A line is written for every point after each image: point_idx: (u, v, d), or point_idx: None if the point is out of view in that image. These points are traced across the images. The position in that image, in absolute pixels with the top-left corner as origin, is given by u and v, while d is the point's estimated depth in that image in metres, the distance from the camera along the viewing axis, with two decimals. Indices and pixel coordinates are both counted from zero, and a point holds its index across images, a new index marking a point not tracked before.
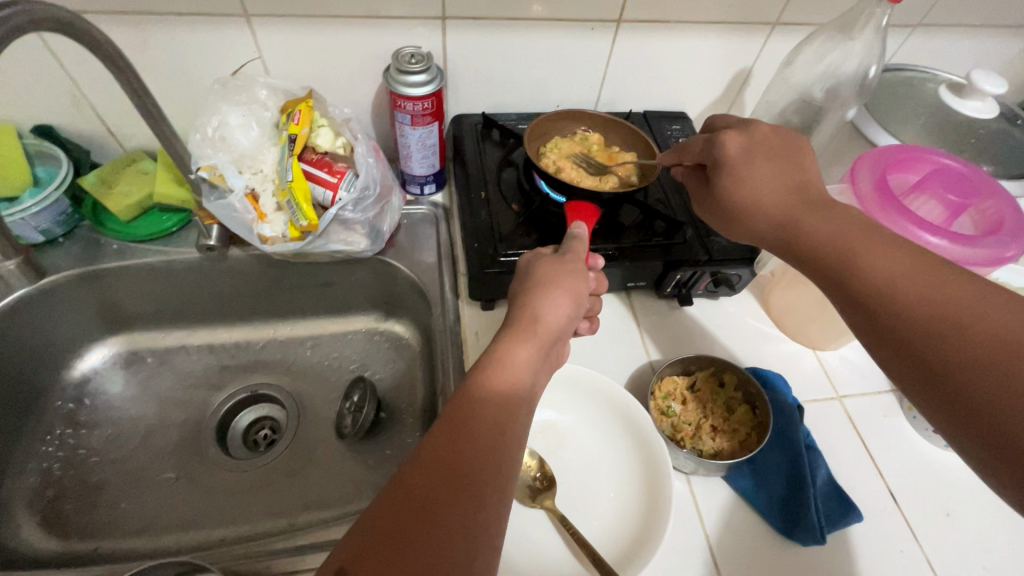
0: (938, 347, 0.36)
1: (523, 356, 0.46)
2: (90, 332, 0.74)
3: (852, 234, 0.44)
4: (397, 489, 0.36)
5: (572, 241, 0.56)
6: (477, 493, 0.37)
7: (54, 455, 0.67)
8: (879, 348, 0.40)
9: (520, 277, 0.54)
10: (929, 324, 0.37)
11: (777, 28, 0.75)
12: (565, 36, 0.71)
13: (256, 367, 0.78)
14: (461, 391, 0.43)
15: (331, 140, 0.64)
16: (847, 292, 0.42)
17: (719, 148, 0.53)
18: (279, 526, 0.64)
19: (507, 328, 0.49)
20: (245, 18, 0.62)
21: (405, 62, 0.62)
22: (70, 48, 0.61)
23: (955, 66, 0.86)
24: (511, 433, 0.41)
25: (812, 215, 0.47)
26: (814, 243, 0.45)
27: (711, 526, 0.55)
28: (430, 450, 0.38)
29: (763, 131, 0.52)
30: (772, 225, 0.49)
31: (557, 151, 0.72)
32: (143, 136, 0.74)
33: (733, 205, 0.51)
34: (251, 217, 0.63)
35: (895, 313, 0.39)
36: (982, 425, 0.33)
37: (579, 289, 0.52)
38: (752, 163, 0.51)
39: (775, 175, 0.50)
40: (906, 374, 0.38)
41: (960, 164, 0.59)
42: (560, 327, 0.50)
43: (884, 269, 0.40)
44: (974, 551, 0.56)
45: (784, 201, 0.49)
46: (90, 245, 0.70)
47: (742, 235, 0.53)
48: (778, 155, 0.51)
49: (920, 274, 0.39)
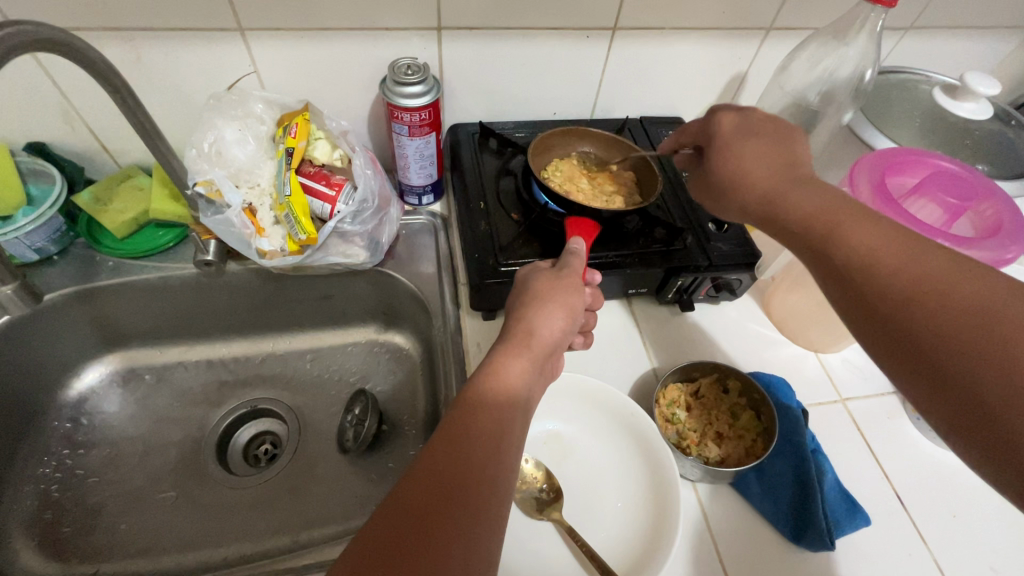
0: (911, 317, 0.36)
1: (518, 370, 0.46)
2: (85, 350, 0.73)
3: (833, 208, 0.43)
4: (395, 500, 0.36)
5: (570, 256, 0.56)
6: (475, 506, 0.37)
7: (52, 477, 0.66)
8: (857, 323, 0.40)
9: (517, 291, 0.54)
10: (906, 294, 0.36)
11: (771, 34, 0.75)
12: (561, 44, 0.71)
13: (256, 382, 0.78)
14: (457, 407, 0.42)
15: (328, 152, 0.65)
16: (827, 263, 0.42)
17: (716, 127, 0.55)
18: (282, 544, 0.63)
19: (503, 340, 0.48)
20: (239, 32, 0.61)
21: (402, 73, 0.62)
22: (63, 65, 0.61)
23: (948, 66, 0.87)
24: (507, 445, 0.41)
25: (795, 189, 0.47)
26: (796, 215, 0.45)
27: (719, 533, 0.55)
28: (427, 464, 0.38)
29: (757, 114, 0.54)
30: (757, 198, 0.49)
31: (561, 173, 0.72)
32: (138, 152, 0.73)
33: (724, 179, 0.52)
34: (249, 232, 0.62)
35: (872, 285, 0.38)
36: (950, 392, 0.33)
37: (573, 304, 0.52)
38: (744, 140, 0.52)
39: (765, 151, 0.50)
40: (882, 343, 0.38)
41: (957, 166, 0.60)
42: (554, 341, 0.50)
43: (864, 239, 0.40)
44: (982, 554, 0.56)
45: (773, 173, 0.49)
46: (85, 263, 0.69)
47: (730, 212, 0.53)
48: (770, 133, 0.51)
49: (900, 246, 0.39)
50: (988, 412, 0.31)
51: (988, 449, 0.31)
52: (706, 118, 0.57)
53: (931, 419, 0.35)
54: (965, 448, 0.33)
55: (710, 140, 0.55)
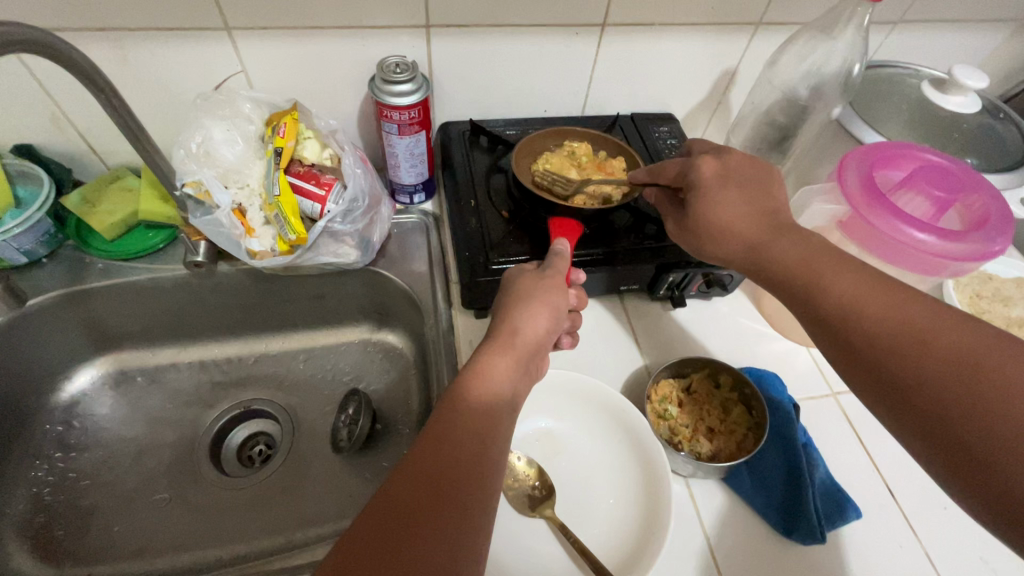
0: (901, 369, 0.38)
1: (502, 368, 0.46)
2: (76, 353, 0.73)
3: (816, 259, 0.46)
4: (383, 498, 0.36)
5: (554, 257, 0.56)
6: (462, 500, 0.37)
7: (44, 480, 0.66)
8: (850, 371, 0.42)
9: (503, 291, 0.55)
10: (894, 346, 0.39)
11: (761, 29, 0.75)
12: (550, 41, 0.71)
13: (248, 383, 0.77)
14: (443, 405, 0.42)
15: (318, 151, 0.64)
16: (815, 313, 0.44)
17: (696, 172, 0.55)
18: (276, 545, 0.63)
19: (488, 339, 0.49)
20: (226, 31, 0.61)
21: (390, 71, 0.62)
22: (48, 67, 0.60)
23: (937, 59, 0.87)
24: (493, 442, 0.41)
25: (778, 239, 0.49)
26: (781, 265, 0.48)
27: (711, 527, 0.55)
28: (414, 459, 0.38)
29: (736, 159, 0.54)
30: (742, 247, 0.51)
31: (548, 166, 0.71)
32: (127, 153, 0.72)
33: (708, 226, 0.53)
34: (239, 232, 0.62)
35: (861, 336, 0.41)
36: (941, 440, 0.36)
37: (558, 303, 0.52)
38: (724, 186, 0.52)
39: (747, 198, 0.51)
40: (874, 391, 0.40)
41: (945, 160, 0.60)
42: (539, 338, 0.50)
43: (846, 291, 0.43)
44: (972, 543, 0.57)
45: (756, 221, 0.50)
46: (74, 266, 0.69)
47: (713, 256, 0.54)
48: (750, 178, 0.53)
49: (883, 296, 0.41)
50: (976, 460, 0.34)
51: (989, 497, 0.33)
52: (684, 162, 0.57)
53: (924, 463, 0.37)
54: (968, 495, 0.35)
55: (689, 184, 0.55)
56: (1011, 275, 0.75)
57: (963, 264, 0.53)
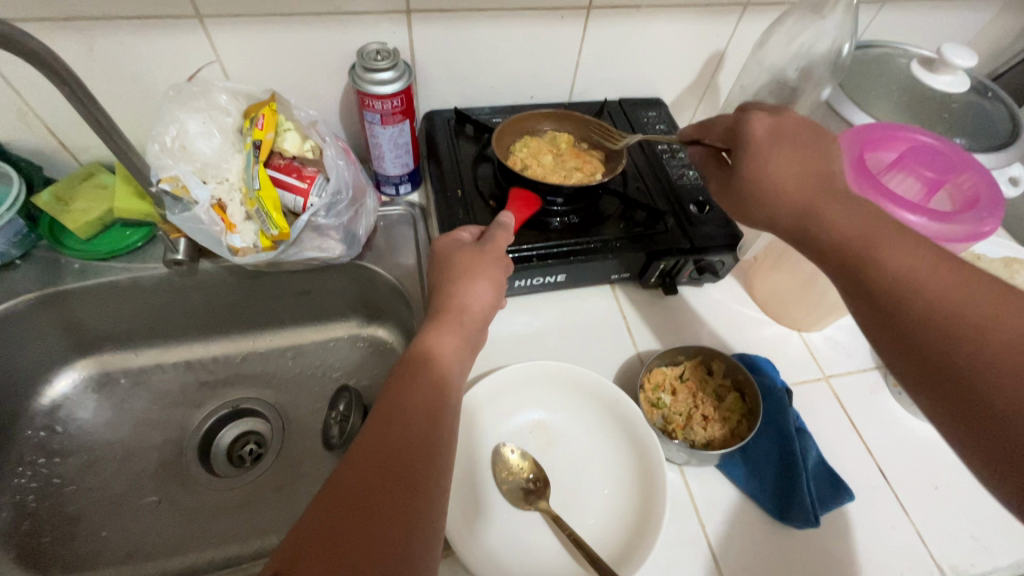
0: (956, 352, 0.37)
1: (450, 343, 0.48)
2: (55, 357, 0.71)
3: (871, 230, 0.43)
4: (334, 489, 0.36)
5: (496, 229, 0.56)
6: (415, 484, 0.38)
7: (28, 487, 0.64)
8: (893, 350, 0.41)
9: (438, 263, 0.55)
10: (949, 329, 0.37)
11: (749, 10, 0.74)
12: (535, 25, 0.70)
13: (234, 381, 0.76)
14: (387, 393, 0.43)
15: (298, 144, 0.63)
16: (867, 288, 0.42)
17: (747, 129, 0.51)
18: (268, 544, 0.62)
19: (435, 318, 0.50)
20: (198, 19, 0.59)
21: (371, 59, 0.60)
22: (11, 60, 0.57)
23: (925, 38, 0.86)
24: (445, 426, 0.42)
25: (833, 205, 0.45)
26: (832, 234, 0.44)
27: (708, 517, 0.55)
28: (366, 445, 0.38)
29: (793, 119, 0.51)
30: (791, 210, 0.47)
31: (527, 149, 0.71)
32: (100, 148, 0.70)
33: (754, 185, 0.49)
34: (219, 229, 0.60)
35: (913, 315, 0.39)
36: (992, 430, 0.34)
37: (500, 277, 0.54)
38: (778, 146, 0.49)
39: (799, 158, 0.48)
40: (918, 373, 0.39)
41: (936, 138, 0.60)
42: (483, 311, 0.52)
43: (905, 266, 0.40)
44: (963, 521, 0.57)
45: (805, 187, 0.47)
46: (50, 267, 0.67)
47: (754, 221, 0.51)
48: (805, 140, 0.49)
49: (945, 277, 0.39)
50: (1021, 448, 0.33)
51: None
52: (738, 116, 0.53)
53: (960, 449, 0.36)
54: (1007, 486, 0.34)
55: (740, 142, 0.51)
56: (1000, 255, 0.76)
57: (952, 245, 0.53)
